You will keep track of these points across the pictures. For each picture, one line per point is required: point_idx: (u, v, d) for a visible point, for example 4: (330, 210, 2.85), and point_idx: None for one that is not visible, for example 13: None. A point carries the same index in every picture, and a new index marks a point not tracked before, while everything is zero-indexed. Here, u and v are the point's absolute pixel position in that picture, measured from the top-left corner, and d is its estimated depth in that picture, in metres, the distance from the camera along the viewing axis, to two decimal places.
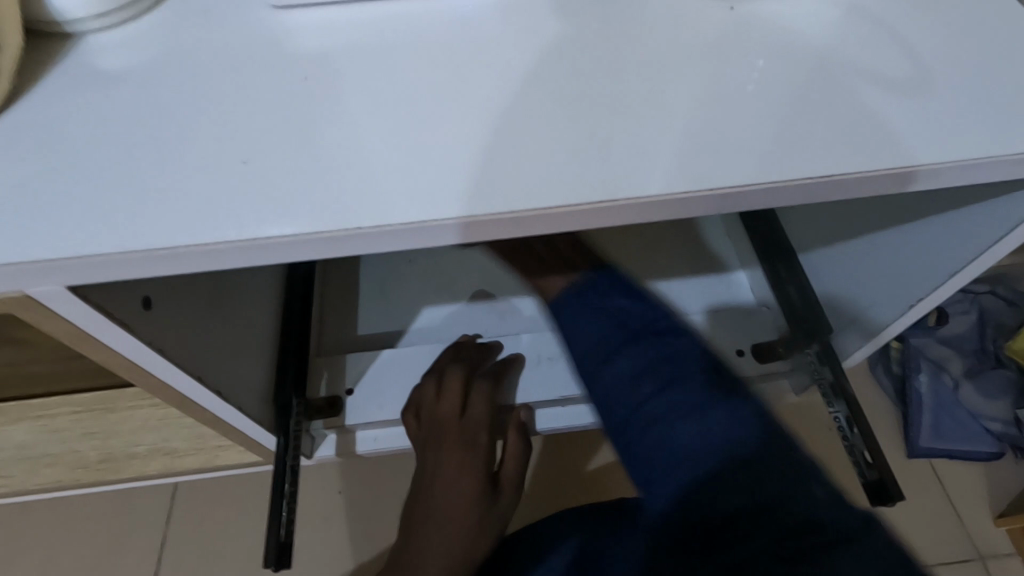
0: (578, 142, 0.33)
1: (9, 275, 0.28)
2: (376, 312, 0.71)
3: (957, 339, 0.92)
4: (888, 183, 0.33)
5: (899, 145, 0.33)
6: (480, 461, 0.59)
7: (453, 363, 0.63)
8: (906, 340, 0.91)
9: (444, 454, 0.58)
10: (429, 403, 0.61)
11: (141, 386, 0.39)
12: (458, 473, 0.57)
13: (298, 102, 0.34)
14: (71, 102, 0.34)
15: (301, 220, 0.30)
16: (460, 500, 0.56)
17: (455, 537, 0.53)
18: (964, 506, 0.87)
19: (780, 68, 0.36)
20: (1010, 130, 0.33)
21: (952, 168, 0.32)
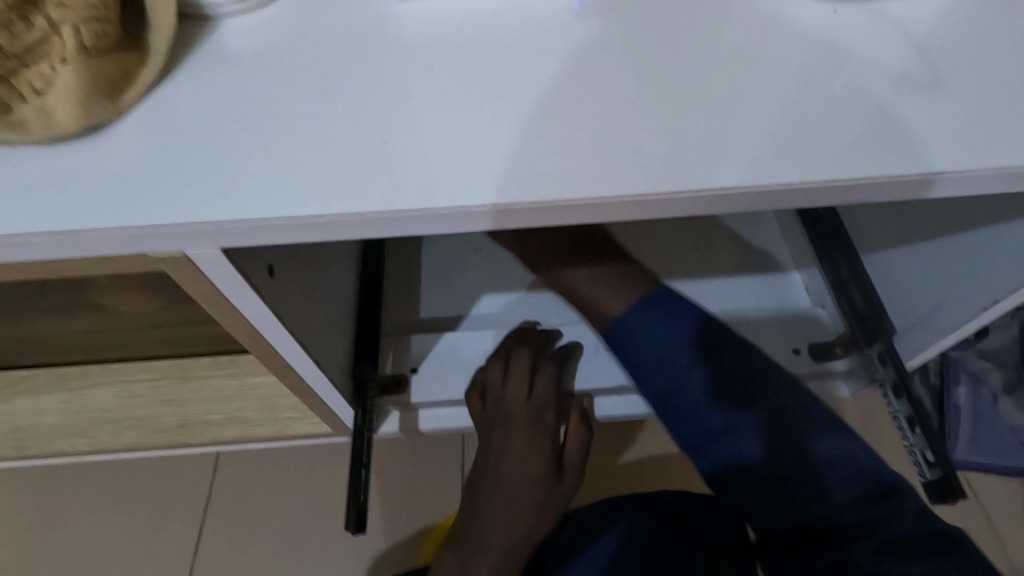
0: (683, 134, 0.35)
1: (172, 235, 0.32)
2: (437, 296, 0.73)
3: (997, 352, 0.91)
4: (912, 188, 0.34)
5: (994, 146, 0.34)
6: (542, 443, 0.60)
7: (520, 346, 0.65)
8: (945, 352, 0.91)
9: (509, 435, 0.61)
10: (495, 385, 0.63)
11: (253, 349, 0.43)
12: (522, 454, 0.60)
13: (422, 87, 0.36)
14: (209, 78, 0.36)
15: (429, 196, 0.33)
16: (523, 481, 0.59)
17: (519, 516, 0.58)
18: (999, 518, 0.88)
19: (883, 69, 0.37)
20: None
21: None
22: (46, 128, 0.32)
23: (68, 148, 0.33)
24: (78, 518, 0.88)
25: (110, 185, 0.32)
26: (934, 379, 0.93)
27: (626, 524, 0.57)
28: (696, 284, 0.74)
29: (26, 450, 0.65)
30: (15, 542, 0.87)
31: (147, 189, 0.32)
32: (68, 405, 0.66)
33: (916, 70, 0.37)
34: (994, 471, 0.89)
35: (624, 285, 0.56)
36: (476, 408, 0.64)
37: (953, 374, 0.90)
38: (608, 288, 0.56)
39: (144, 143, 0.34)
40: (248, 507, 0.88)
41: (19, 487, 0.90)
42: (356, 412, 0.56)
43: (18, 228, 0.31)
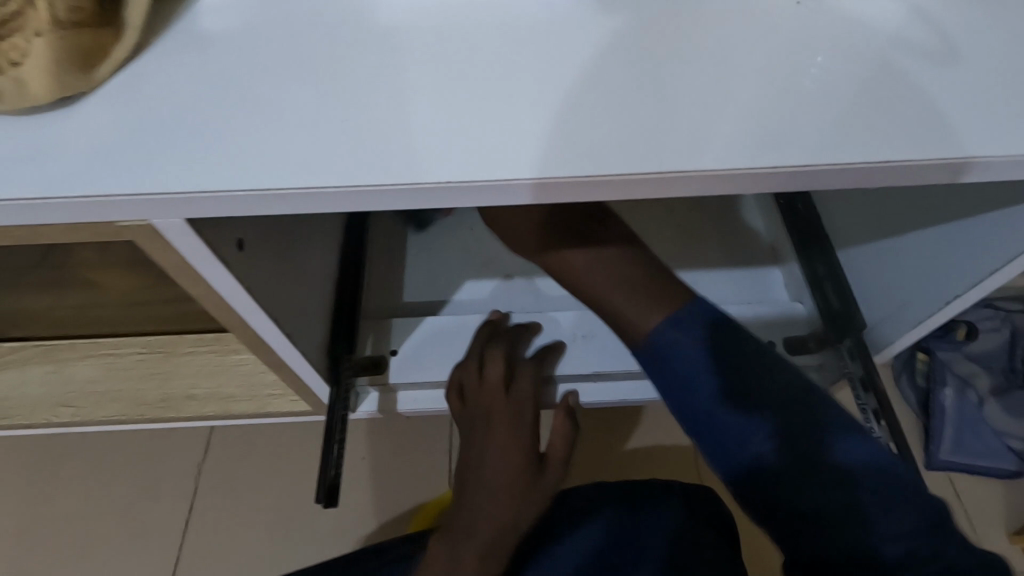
0: (643, 119, 0.35)
1: (137, 204, 0.33)
2: (422, 280, 0.75)
3: (986, 355, 0.92)
4: (866, 178, 0.35)
5: (954, 138, 0.35)
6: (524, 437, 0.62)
7: (494, 343, 0.67)
8: (934, 352, 0.92)
9: (490, 430, 0.62)
10: (473, 380, 0.64)
11: (226, 323, 0.44)
12: (505, 446, 0.61)
13: (393, 67, 0.37)
14: (183, 55, 0.37)
15: (391, 172, 0.34)
16: (507, 472, 0.59)
17: (504, 504, 0.57)
18: (978, 518, 0.88)
19: (848, 60, 0.37)
20: (999, 136, 0.35)
21: (984, 164, 0.35)
22: (18, 99, 0.33)
23: (41, 118, 0.34)
24: (74, 489, 0.91)
25: (81, 156, 0.33)
26: (922, 380, 0.93)
27: (605, 521, 0.57)
28: (676, 277, 0.75)
29: (13, 418, 0.67)
30: (14, 509, 0.90)
31: (115, 161, 0.33)
32: (58, 377, 0.68)
33: (880, 62, 0.37)
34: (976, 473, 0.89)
35: (656, 293, 0.54)
36: (457, 410, 0.65)
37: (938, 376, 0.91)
38: (625, 295, 0.55)
39: (116, 117, 0.35)
40: (236, 484, 0.91)
41: (20, 456, 0.93)
42: (331, 389, 0.57)
43: None
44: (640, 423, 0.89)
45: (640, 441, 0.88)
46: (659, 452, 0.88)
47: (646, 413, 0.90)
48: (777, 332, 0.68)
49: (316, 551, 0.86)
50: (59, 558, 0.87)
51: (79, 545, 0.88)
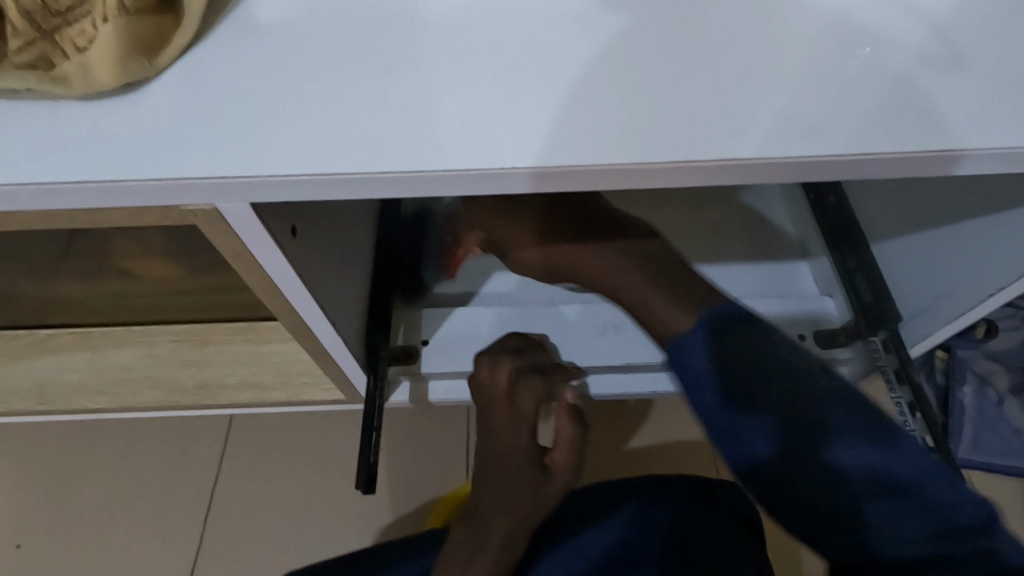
0: (697, 108, 0.36)
1: (205, 188, 0.33)
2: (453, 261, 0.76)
3: (1005, 354, 0.91)
4: (917, 165, 0.36)
5: (1001, 128, 0.35)
6: (527, 447, 0.60)
7: (504, 354, 0.63)
8: (953, 351, 0.91)
9: (492, 442, 0.61)
10: (482, 386, 0.63)
11: (274, 309, 0.44)
12: (507, 457, 0.60)
13: (448, 56, 0.37)
14: (241, 42, 0.37)
15: (453, 158, 0.34)
16: (508, 485, 0.59)
17: (508, 516, 0.57)
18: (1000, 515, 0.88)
19: (899, 51, 0.38)
20: None
21: None
22: (84, 83, 0.34)
23: (105, 104, 0.35)
24: (98, 476, 0.92)
25: (147, 140, 0.34)
26: (939, 378, 0.92)
27: (632, 508, 0.59)
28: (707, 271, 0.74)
29: (52, 406, 0.67)
30: (39, 496, 0.91)
31: (180, 144, 0.34)
32: (92, 362, 0.69)
33: (929, 51, 0.38)
34: (995, 472, 0.89)
35: (680, 294, 0.50)
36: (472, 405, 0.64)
37: (958, 374, 0.90)
38: (641, 287, 0.53)
39: (179, 102, 0.35)
40: (260, 473, 0.92)
41: (44, 443, 0.95)
42: (368, 378, 0.58)
43: (58, 176, 0.33)
44: (660, 416, 0.90)
45: (660, 435, 0.89)
46: (679, 447, 0.88)
47: (666, 406, 0.91)
48: (807, 326, 0.68)
49: (339, 539, 0.88)
50: (84, 544, 0.88)
51: (104, 531, 0.89)
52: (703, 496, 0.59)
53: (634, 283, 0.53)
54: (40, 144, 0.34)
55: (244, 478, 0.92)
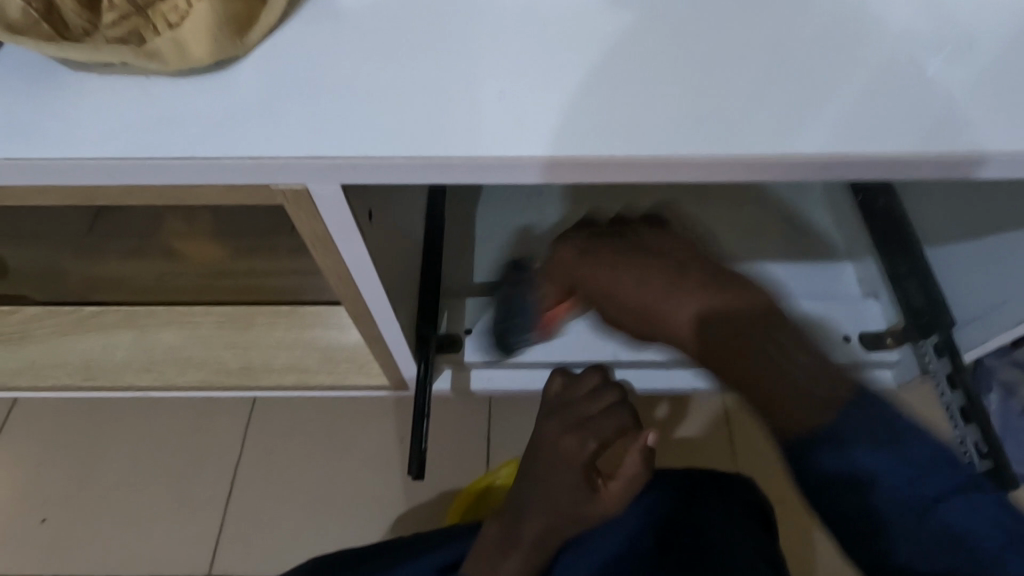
0: (782, 106, 0.37)
1: (301, 169, 0.34)
2: (499, 231, 0.77)
3: None
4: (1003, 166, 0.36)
5: None
6: (583, 465, 0.58)
7: (595, 369, 0.63)
8: (980, 360, 0.92)
9: (550, 439, 0.61)
10: (556, 386, 0.64)
11: (340, 290, 0.45)
12: (562, 469, 0.59)
13: (537, 43, 0.38)
14: (330, 22, 0.37)
15: (544, 147, 0.35)
16: (552, 493, 0.58)
17: (545, 511, 0.58)
18: None
19: (981, 53, 0.38)
20: None
21: None
22: (177, 60, 0.34)
23: (199, 81, 0.35)
24: (126, 457, 0.93)
25: (241, 119, 0.34)
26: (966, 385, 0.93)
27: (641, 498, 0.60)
28: (750, 269, 0.74)
29: (97, 380, 0.68)
30: (69, 473, 0.92)
31: (272, 125, 0.34)
32: (137, 341, 0.69)
33: (1009, 55, 0.38)
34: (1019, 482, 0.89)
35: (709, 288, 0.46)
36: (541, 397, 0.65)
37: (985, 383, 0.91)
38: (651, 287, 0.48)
39: (268, 81, 0.35)
40: (290, 455, 0.93)
41: (75, 418, 0.96)
42: (419, 365, 0.58)
43: (155, 152, 0.33)
44: (690, 412, 0.90)
45: (689, 432, 0.89)
46: (708, 444, 0.89)
47: (696, 403, 0.91)
48: (853, 325, 0.68)
49: (366, 524, 0.88)
50: (114, 524, 0.89)
51: (134, 511, 0.89)
52: (716, 487, 0.61)
53: (640, 276, 0.49)
54: (134, 119, 0.34)
55: (273, 460, 0.92)
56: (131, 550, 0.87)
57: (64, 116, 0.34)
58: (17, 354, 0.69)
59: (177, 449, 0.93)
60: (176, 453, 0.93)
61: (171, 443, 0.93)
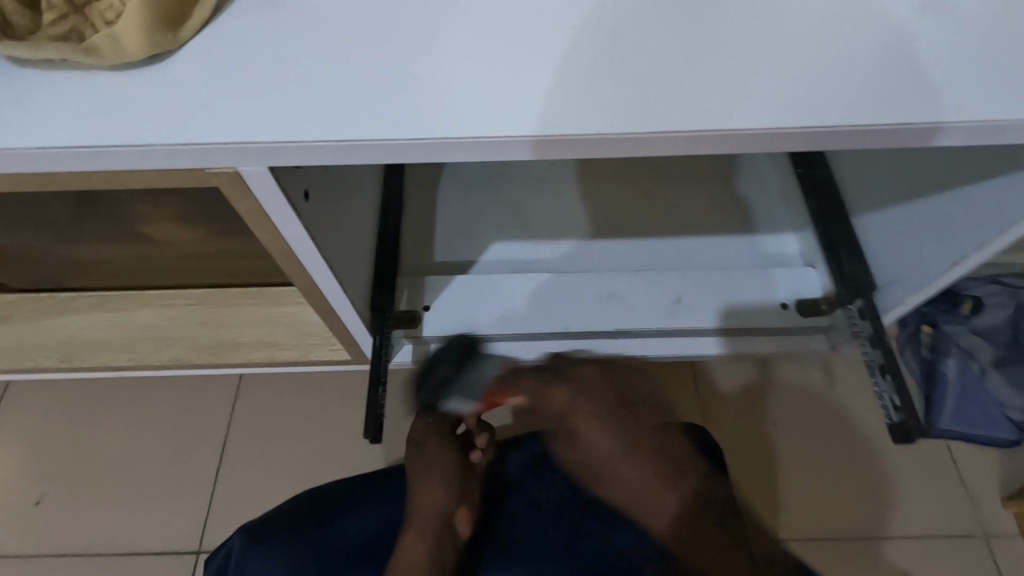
0: (688, 83, 0.38)
1: (228, 152, 0.36)
2: (456, 211, 0.81)
3: (990, 328, 0.97)
4: (912, 136, 0.38)
5: (981, 102, 0.38)
6: (446, 467, 0.65)
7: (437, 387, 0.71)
8: (941, 326, 0.98)
9: (422, 460, 0.65)
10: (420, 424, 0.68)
11: (289, 268, 0.48)
12: (435, 477, 0.64)
13: (459, 33, 0.40)
14: (254, 16, 0.40)
15: (463, 126, 0.37)
16: (431, 491, 0.63)
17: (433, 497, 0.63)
18: (979, 488, 0.94)
19: (889, 28, 0.40)
20: (1013, 99, 0.38)
21: (1012, 125, 0.38)
22: (114, 54, 0.37)
23: (135, 74, 0.38)
24: (117, 435, 0.97)
25: (172, 107, 0.37)
26: (926, 352, 0.99)
27: None
28: (697, 242, 0.77)
29: (76, 361, 0.72)
30: (61, 451, 0.96)
31: (202, 113, 0.37)
32: (115, 323, 0.72)
33: (919, 28, 0.40)
34: (976, 443, 0.95)
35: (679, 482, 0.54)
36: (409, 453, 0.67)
37: (944, 347, 0.97)
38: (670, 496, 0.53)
39: (197, 73, 0.38)
40: (271, 431, 0.97)
41: (63, 403, 0.99)
42: (374, 336, 0.61)
43: (95, 140, 0.36)
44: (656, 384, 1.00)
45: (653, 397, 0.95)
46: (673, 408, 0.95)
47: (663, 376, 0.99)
48: (791, 293, 0.72)
49: None
50: (106, 499, 0.93)
51: (124, 487, 0.94)
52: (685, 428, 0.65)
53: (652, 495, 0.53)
54: (75, 111, 0.37)
55: (253, 436, 0.96)
56: (122, 525, 0.92)
57: (16, 108, 0.37)
58: (2, 336, 0.72)
59: (163, 430, 0.97)
60: (162, 432, 0.97)
61: (155, 423, 0.97)
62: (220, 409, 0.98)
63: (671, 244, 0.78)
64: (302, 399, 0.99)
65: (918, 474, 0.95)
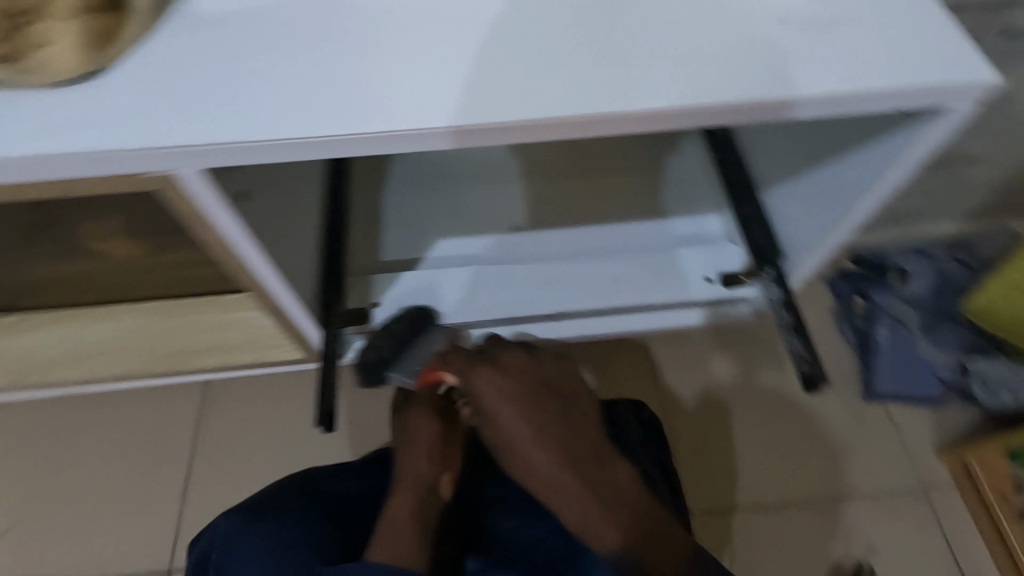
0: (585, 74, 0.43)
1: (162, 156, 0.40)
2: (401, 212, 0.85)
3: (917, 297, 1.09)
4: (780, 111, 0.44)
5: (832, 79, 0.44)
6: (430, 437, 0.73)
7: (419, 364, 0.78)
8: (872, 298, 1.11)
9: (410, 428, 0.74)
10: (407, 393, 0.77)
11: (235, 267, 0.52)
12: (418, 448, 0.73)
13: (378, 41, 0.44)
14: (183, 35, 0.43)
15: (383, 122, 0.41)
16: (415, 462, 0.72)
17: (417, 465, 0.71)
18: (914, 442, 1.09)
19: (756, 22, 0.47)
20: (856, 75, 0.44)
21: (856, 97, 0.44)
22: (52, 74, 0.40)
23: (72, 90, 0.41)
24: (79, 455, 0.97)
25: (109, 119, 0.40)
26: (859, 322, 1.14)
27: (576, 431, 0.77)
28: (628, 226, 0.83)
29: (30, 380, 0.73)
30: (22, 475, 0.96)
31: (136, 123, 0.40)
32: (69, 339, 0.73)
33: (783, 21, 0.47)
34: (910, 401, 1.10)
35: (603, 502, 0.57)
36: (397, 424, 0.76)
37: (875, 317, 1.10)
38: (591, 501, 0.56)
39: (131, 87, 0.41)
40: (236, 442, 0.98)
41: (20, 430, 0.99)
42: (324, 330, 0.64)
43: (36, 151, 0.39)
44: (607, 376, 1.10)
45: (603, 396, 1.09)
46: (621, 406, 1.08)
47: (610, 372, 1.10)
48: (712, 268, 0.78)
49: None
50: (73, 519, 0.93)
51: (90, 506, 0.94)
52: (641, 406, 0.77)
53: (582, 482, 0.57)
54: (17, 127, 0.39)
55: (218, 447, 0.98)
56: (89, 545, 0.91)
57: None
58: None
59: (127, 446, 0.98)
60: (125, 451, 0.97)
61: (116, 441, 0.98)
62: (183, 424, 0.99)
63: (606, 229, 0.83)
64: (265, 407, 1.01)
65: (863, 439, 1.08)
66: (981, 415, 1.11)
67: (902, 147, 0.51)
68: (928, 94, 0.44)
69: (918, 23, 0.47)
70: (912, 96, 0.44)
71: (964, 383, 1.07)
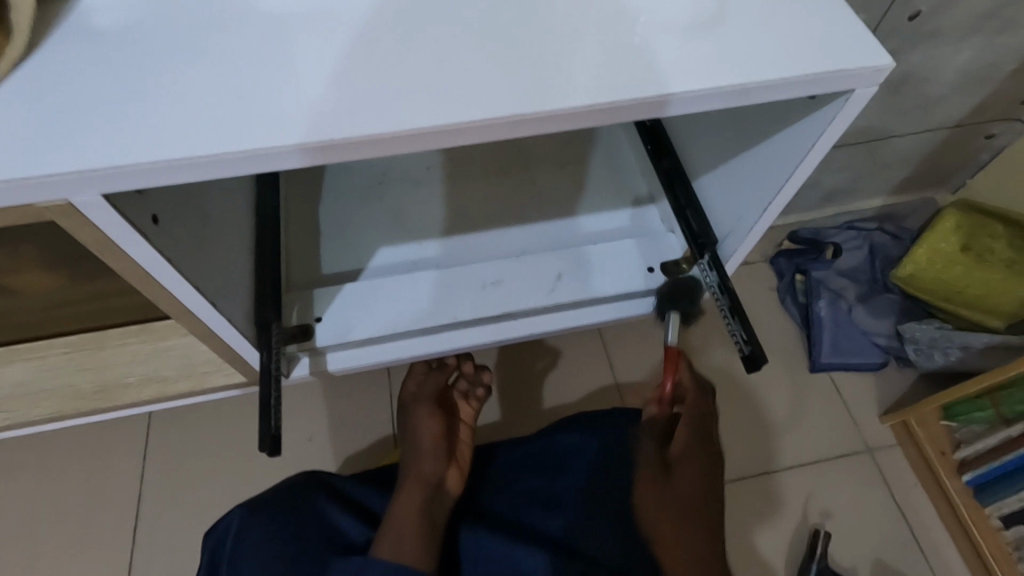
0: (505, 73, 0.43)
1: (55, 184, 0.37)
2: (338, 223, 0.83)
3: (851, 270, 1.16)
4: (694, 103, 0.45)
5: (740, 69, 0.45)
6: (436, 433, 0.84)
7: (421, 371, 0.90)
8: (812, 274, 1.15)
9: (418, 426, 0.84)
10: (410, 391, 0.89)
11: (153, 293, 0.49)
12: (426, 444, 0.82)
13: (286, 51, 0.42)
14: (68, 54, 0.41)
15: (295, 133, 0.40)
16: (422, 456, 0.81)
17: (425, 461, 0.80)
18: (857, 409, 1.14)
19: (666, 16, 0.47)
20: (762, 64, 0.45)
21: (763, 86, 0.45)
22: None
23: None
24: (20, 505, 0.93)
25: None
26: (802, 298, 1.18)
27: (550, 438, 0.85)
28: (569, 222, 0.84)
29: None
30: None
31: (22, 149, 0.37)
32: None
33: (692, 16, 0.48)
34: (852, 369, 1.14)
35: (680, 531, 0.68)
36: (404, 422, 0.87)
37: (815, 292, 1.14)
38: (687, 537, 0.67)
39: (14, 112, 0.38)
40: (186, 476, 0.97)
41: None
42: (262, 353, 0.61)
43: None
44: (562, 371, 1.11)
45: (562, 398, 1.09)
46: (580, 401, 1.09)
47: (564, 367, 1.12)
48: (655, 258, 0.78)
49: None
50: (20, 568, 0.90)
51: (38, 551, 0.91)
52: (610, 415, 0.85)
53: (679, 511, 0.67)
54: None
55: (170, 481, 0.96)
56: None
57: None
58: None
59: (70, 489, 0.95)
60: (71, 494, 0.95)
61: (58, 486, 0.95)
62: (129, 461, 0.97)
63: (548, 227, 0.84)
64: (216, 436, 0.99)
65: (811, 412, 1.13)
66: (918, 376, 1.17)
67: (819, 128, 0.53)
68: (830, 77, 0.46)
69: (814, 11, 0.49)
70: (812, 80, 0.46)
71: (900, 349, 1.13)
